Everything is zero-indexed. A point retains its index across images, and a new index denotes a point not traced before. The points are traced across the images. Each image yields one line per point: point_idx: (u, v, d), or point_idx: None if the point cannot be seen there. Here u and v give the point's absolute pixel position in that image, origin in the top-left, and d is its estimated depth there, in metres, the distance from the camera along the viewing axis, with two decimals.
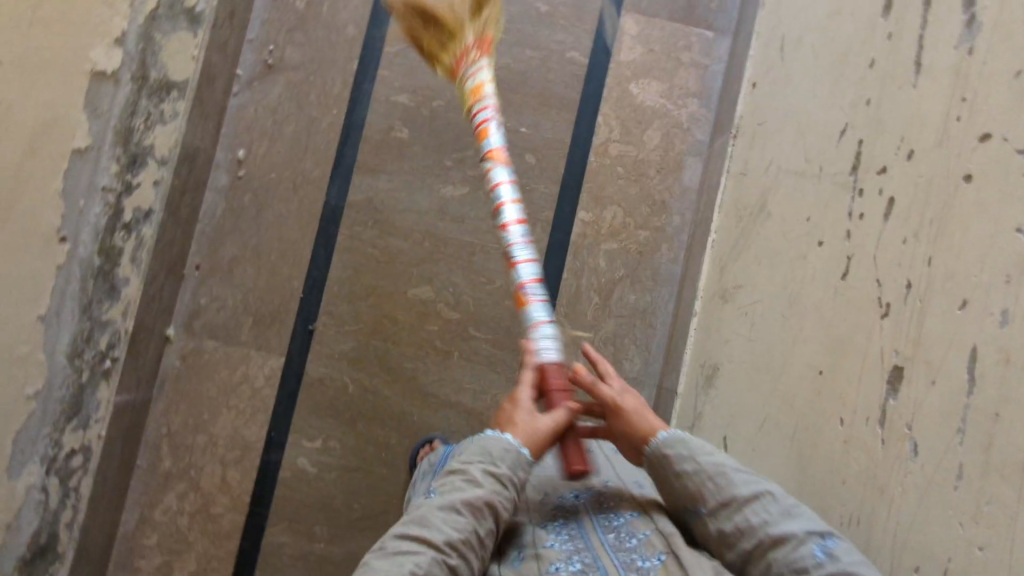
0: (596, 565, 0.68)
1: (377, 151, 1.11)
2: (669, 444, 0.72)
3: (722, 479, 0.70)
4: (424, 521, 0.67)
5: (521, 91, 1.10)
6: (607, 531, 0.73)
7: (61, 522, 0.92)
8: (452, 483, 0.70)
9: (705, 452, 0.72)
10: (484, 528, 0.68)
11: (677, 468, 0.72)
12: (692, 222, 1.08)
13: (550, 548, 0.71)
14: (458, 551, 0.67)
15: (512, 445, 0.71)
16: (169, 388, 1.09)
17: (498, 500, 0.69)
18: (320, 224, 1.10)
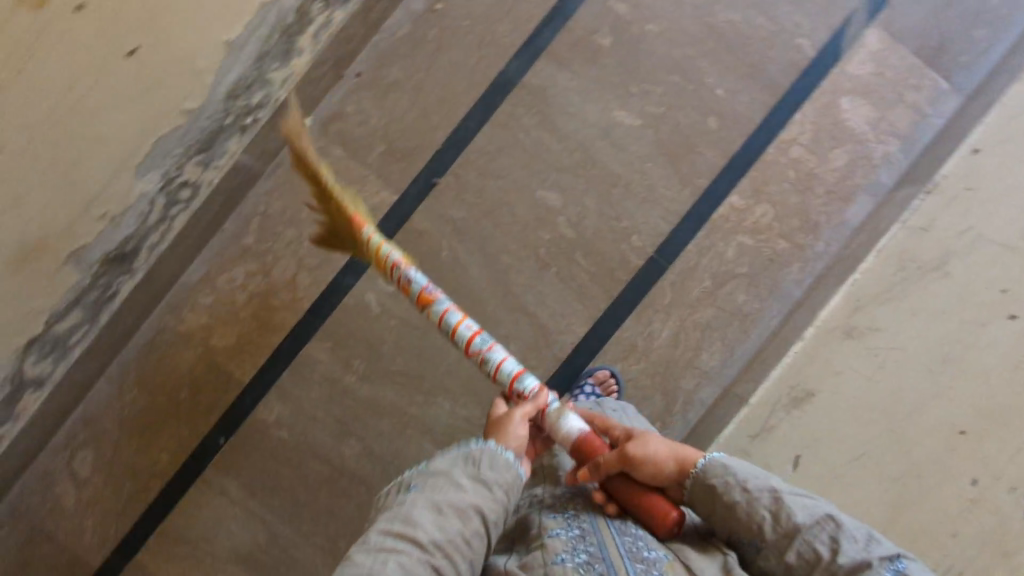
0: (602, 555, 0.70)
1: (573, 46, 1.07)
2: (713, 470, 0.71)
3: (777, 505, 0.67)
4: (410, 518, 0.70)
5: (736, 53, 1.05)
6: (612, 519, 0.76)
7: (147, 239, 0.94)
8: (439, 485, 0.73)
9: (753, 477, 0.69)
10: (468, 530, 0.70)
11: (727, 493, 0.69)
12: (835, 255, 1.05)
13: (556, 538, 0.73)
14: (442, 551, 0.69)
15: (496, 454, 0.75)
16: (282, 173, 1.07)
17: (484, 505, 0.72)
18: (487, 89, 1.07)
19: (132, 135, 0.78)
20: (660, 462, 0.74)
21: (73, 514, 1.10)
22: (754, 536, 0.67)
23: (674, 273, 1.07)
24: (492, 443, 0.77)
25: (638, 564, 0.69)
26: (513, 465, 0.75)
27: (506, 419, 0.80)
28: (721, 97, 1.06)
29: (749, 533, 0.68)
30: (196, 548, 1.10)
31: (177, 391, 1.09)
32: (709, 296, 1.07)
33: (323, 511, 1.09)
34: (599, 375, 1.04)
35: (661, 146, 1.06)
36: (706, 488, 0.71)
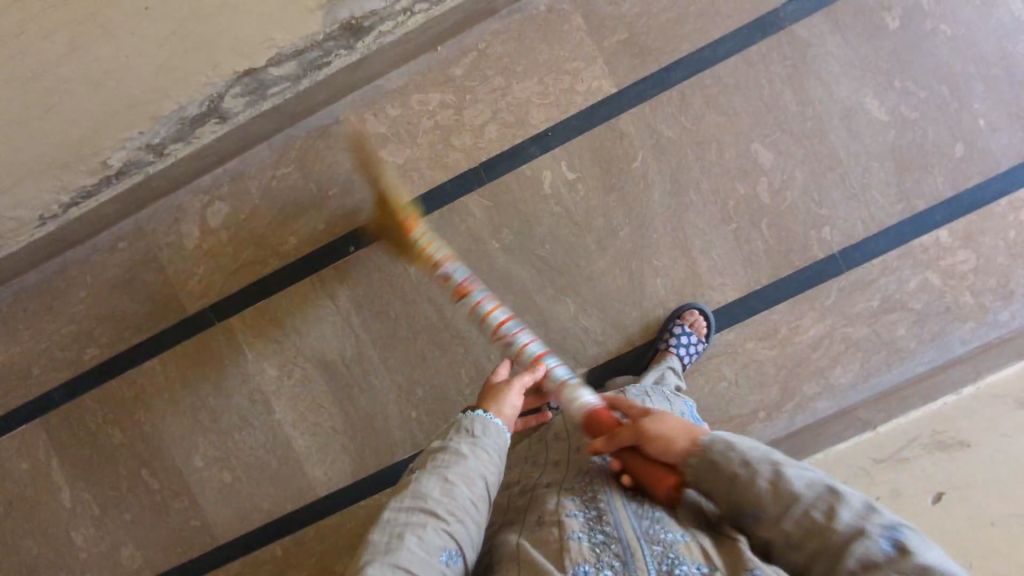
0: (618, 536, 0.65)
1: (856, 15, 1.00)
2: (708, 447, 0.65)
3: (781, 475, 0.60)
4: (420, 492, 0.68)
5: (1018, 91, 0.98)
6: (632, 501, 0.70)
7: (381, 25, 0.91)
8: (440, 459, 0.72)
9: (766, 453, 0.62)
10: (474, 494, 0.69)
11: (724, 466, 0.63)
12: (1017, 329, 0.99)
13: (572, 518, 0.68)
14: (455, 515, 0.67)
15: (489, 423, 0.76)
16: (515, 20, 1.04)
17: (484, 468, 0.72)
18: (751, 22, 1.01)
19: None
20: (653, 439, 0.70)
21: (188, 257, 1.11)
22: (753, 510, 0.61)
23: (848, 279, 1.02)
24: (481, 411, 0.78)
25: (655, 546, 0.63)
26: (503, 431, 0.77)
27: (497, 390, 0.82)
28: (979, 128, 0.99)
29: (749, 507, 0.61)
30: (284, 336, 1.10)
31: (328, 185, 1.08)
32: (871, 316, 1.02)
33: (413, 354, 1.08)
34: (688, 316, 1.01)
35: (895, 151, 1.00)
36: (705, 464, 0.65)
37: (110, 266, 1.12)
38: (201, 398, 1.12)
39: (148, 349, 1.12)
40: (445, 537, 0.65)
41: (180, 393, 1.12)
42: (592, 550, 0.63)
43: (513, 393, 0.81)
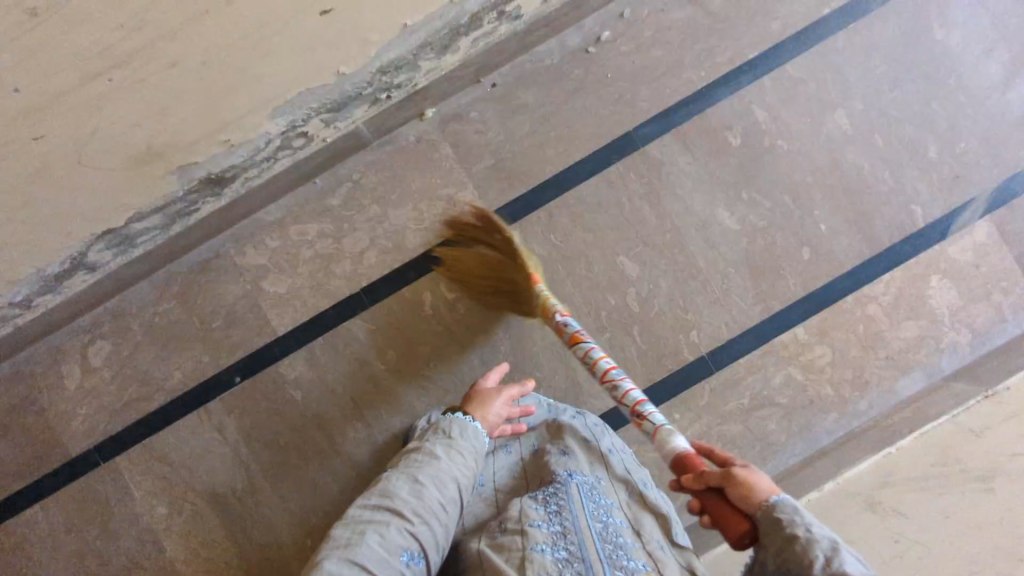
0: (581, 554, 0.71)
1: (703, 135, 1.08)
2: (779, 507, 0.65)
3: (828, 553, 0.61)
4: (389, 491, 0.79)
5: (852, 198, 1.07)
6: (596, 520, 0.77)
7: (247, 172, 0.93)
8: (415, 461, 0.84)
9: (815, 523, 0.63)
10: (442, 497, 0.80)
11: (788, 528, 0.63)
12: (875, 418, 1.06)
13: (538, 530, 0.75)
14: (420, 516, 0.77)
15: (468, 425, 0.88)
16: (387, 151, 1.08)
17: (458, 473, 0.83)
18: (608, 145, 1.08)
19: (270, 88, 0.75)
20: (742, 480, 0.68)
21: (70, 397, 1.09)
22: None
23: (718, 380, 1.07)
24: (464, 415, 0.89)
25: (617, 571, 0.70)
26: (480, 434, 0.88)
27: (485, 394, 0.93)
28: (822, 232, 1.07)
29: (798, 573, 0.61)
30: (172, 472, 1.09)
31: (211, 317, 1.09)
32: (743, 413, 1.07)
33: (305, 481, 1.08)
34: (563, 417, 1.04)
35: (749, 258, 1.07)
36: (769, 523, 0.65)
37: None
38: (86, 542, 1.08)
39: (29, 494, 1.09)
40: (407, 533, 0.76)
41: (64, 539, 1.08)
42: (553, 564, 0.70)
43: (498, 400, 0.93)
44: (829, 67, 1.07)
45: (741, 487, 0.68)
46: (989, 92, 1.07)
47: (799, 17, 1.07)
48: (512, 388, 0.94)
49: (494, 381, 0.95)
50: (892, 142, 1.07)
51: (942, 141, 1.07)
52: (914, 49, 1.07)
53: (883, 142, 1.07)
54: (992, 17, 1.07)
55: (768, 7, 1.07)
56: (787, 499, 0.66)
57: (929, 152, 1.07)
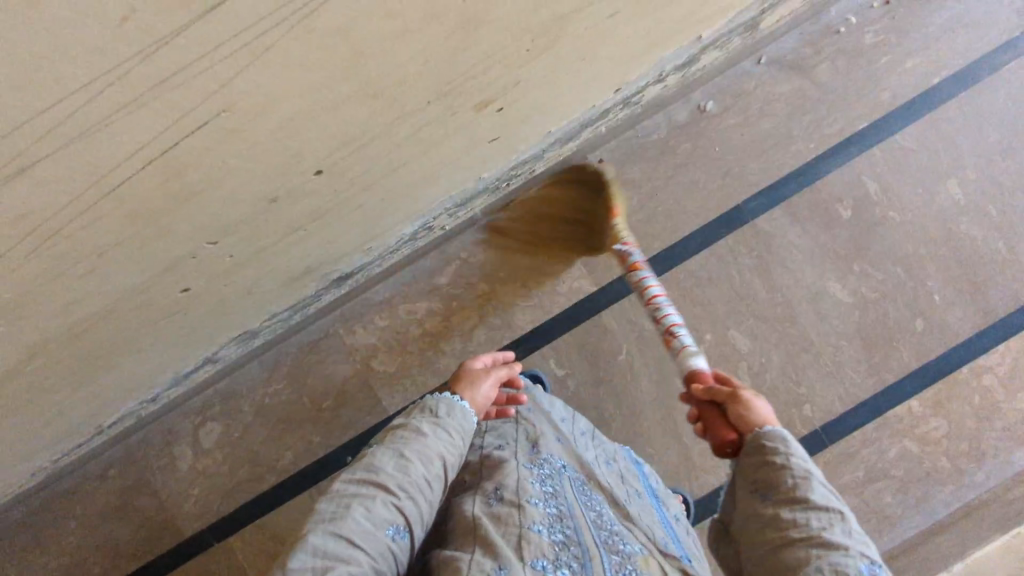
0: (577, 538, 0.69)
1: (813, 206, 1.07)
2: (768, 433, 0.66)
3: (804, 481, 0.62)
4: (373, 465, 0.68)
5: (965, 267, 1.06)
6: (589, 509, 0.76)
7: (372, 265, 0.93)
8: (401, 436, 0.72)
9: (801, 454, 0.64)
10: (430, 473, 0.70)
11: (769, 453, 0.65)
12: (994, 490, 1.05)
13: (533, 507, 0.71)
14: (407, 492, 0.67)
15: (455, 404, 0.78)
16: (495, 228, 1.08)
17: (445, 450, 0.73)
18: (717, 219, 1.08)
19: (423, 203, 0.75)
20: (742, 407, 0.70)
21: (183, 478, 1.10)
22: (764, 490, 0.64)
23: (832, 453, 1.07)
24: (448, 394, 0.80)
25: (613, 557, 0.70)
26: (468, 413, 0.79)
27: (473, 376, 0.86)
28: (935, 303, 1.06)
29: (768, 491, 0.63)
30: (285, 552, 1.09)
31: (322, 396, 1.09)
32: (858, 486, 1.07)
33: None
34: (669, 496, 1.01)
35: (862, 330, 1.07)
36: (754, 445, 0.66)
37: (102, 494, 1.10)
38: None
39: None
40: (393, 511, 0.65)
41: None
42: (551, 546, 0.66)
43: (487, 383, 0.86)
44: (940, 136, 1.06)
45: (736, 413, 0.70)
46: None
47: (909, 86, 1.06)
48: (502, 369, 0.87)
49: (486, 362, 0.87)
50: (1006, 210, 1.06)
51: None
52: None
53: (996, 210, 1.06)
54: None
55: (878, 77, 1.06)
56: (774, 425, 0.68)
57: None
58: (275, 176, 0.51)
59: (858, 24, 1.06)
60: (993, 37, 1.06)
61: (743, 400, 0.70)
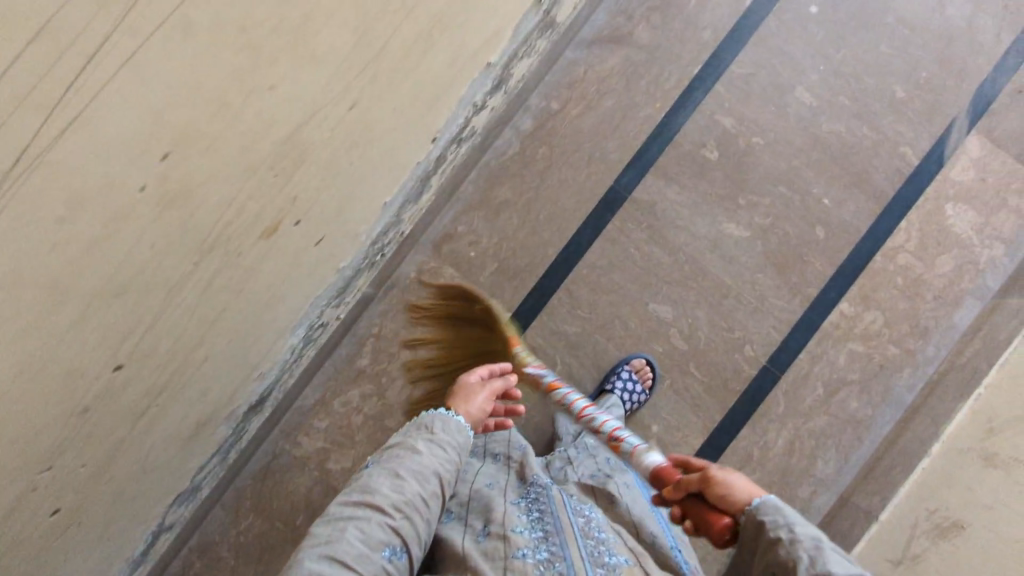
0: (562, 554, 0.73)
1: (680, 161, 1.08)
2: (760, 508, 0.59)
3: (814, 554, 0.55)
4: (368, 486, 0.70)
5: (841, 163, 1.07)
6: (576, 517, 0.80)
7: (281, 380, 0.92)
8: (396, 453, 0.75)
9: (801, 523, 0.58)
10: (425, 493, 0.72)
11: (771, 531, 0.58)
12: (947, 359, 1.06)
13: (519, 535, 0.75)
14: (402, 511, 0.70)
15: (449, 420, 0.79)
16: (396, 293, 1.08)
17: (440, 465, 0.75)
18: (597, 205, 1.08)
19: (288, 316, 0.75)
20: (720, 493, 0.62)
21: None
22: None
23: (787, 381, 1.08)
24: (443, 410, 0.80)
25: (597, 568, 0.72)
26: (464, 428, 0.80)
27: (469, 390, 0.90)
28: (827, 206, 1.07)
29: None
30: None
31: (292, 515, 1.07)
32: (822, 403, 1.07)
33: None
34: (636, 363, 1.06)
35: (769, 257, 1.08)
36: (755, 529, 0.59)
37: None
38: None
39: None
40: (388, 532, 0.68)
41: None
42: (535, 566, 0.71)
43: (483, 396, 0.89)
44: (772, 52, 1.07)
45: (712, 495, 0.62)
46: (931, 13, 1.07)
47: (725, 17, 1.07)
48: (495, 382, 0.88)
49: (479, 374, 0.89)
50: (858, 96, 1.07)
51: (906, 77, 1.07)
52: (845, 2, 1.07)
53: (849, 100, 1.07)
54: None
55: (694, 19, 1.07)
56: (767, 497, 0.60)
57: (896, 92, 1.07)
58: (59, 402, 0.43)
59: None
60: None
61: (715, 479, 0.62)
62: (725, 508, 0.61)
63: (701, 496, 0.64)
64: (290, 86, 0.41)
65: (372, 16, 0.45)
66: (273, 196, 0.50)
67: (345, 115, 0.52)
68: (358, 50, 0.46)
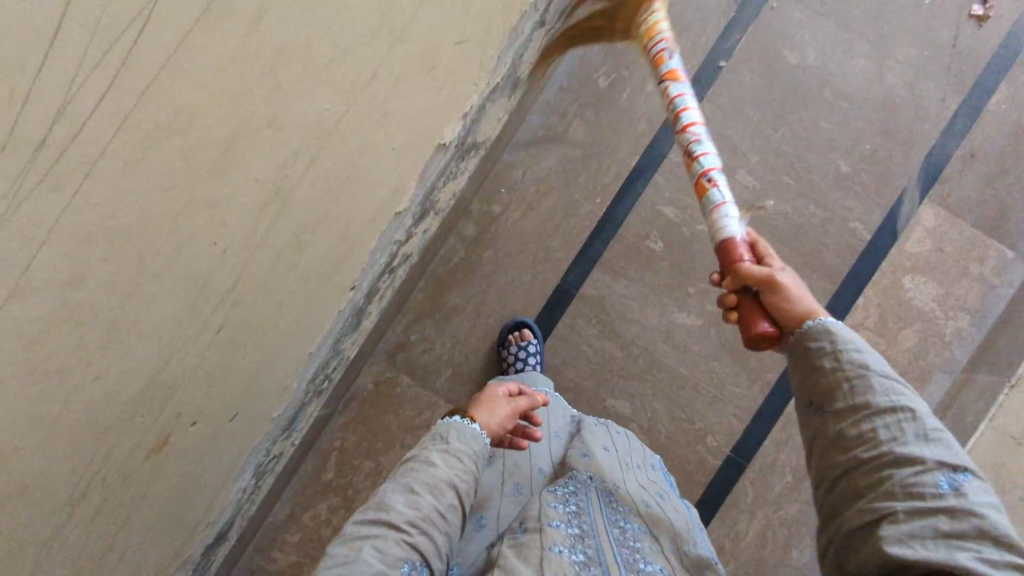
0: (600, 558, 0.61)
1: (626, 254, 1.08)
2: (810, 332, 0.53)
3: (858, 382, 0.50)
4: (384, 502, 0.60)
5: (791, 244, 1.05)
6: (614, 524, 0.67)
7: (239, 513, 0.94)
8: (410, 467, 0.64)
9: (858, 347, 0.51)
10: (442, 505, 0.61)
11: (817, 358, 0.52)
12: None
13: (555, 529, 0.63)
14: (419, 527, 0.59)
15: (467, 427, 0.68)
16: (354, 406, 1.09)
17: (456, 477, 0.64)
18: (546, 304, 1.09)
19: (220, 475, 0.77)
20: (774, 308, 0.54)
21: None
22: (819, 404, 0.52)
23: (753, 469, 1.05)
24: (459, 417, 0.69)
25: None
26: (482, 434, 0.68)
27: (491, 401, 0.75)
28: None
29: (823, 399, 0.52)
30: None
31: None
32: (793, 490, 1.05)
33: None
34: None
35: (725, 345, 1.06)
36: (799, 354, 0.54)
37: None
38: None
39: None
40: (406, 550, 0.57)
41: None
42: (572, 564, 0.59)
43: (504, 412, 0.74)
44: (708, 139, 1.07)
45: (772, 304, 0.55)
46: (868, 86, 1.05)
47: (657, 108, 1.08)
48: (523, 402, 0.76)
49: (504, 392, 0.77)
50: (802, 175, 1.05)
51: (849, 151, 1.05)
52: (777, 82, 1.06)
53: (792, 179, 1.06)
54: (834, 18, 1.06)
55: (627, 113, 1.08)
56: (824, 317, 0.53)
57: (841, 167, 1.05)
58: None
59: (586, 75, 1.08)
60: (712, 28, 1.07)
61: (777, 287, 0.54)
62: (774, 318, 0.55)
63: (753, 294, 0.57)
64: (116, 367, 0.43)
65: (204, 275, 0.46)
66: (148, 426, 0.52)
67: (213, 338, 0.54)
68: (199, 299, 0.48)
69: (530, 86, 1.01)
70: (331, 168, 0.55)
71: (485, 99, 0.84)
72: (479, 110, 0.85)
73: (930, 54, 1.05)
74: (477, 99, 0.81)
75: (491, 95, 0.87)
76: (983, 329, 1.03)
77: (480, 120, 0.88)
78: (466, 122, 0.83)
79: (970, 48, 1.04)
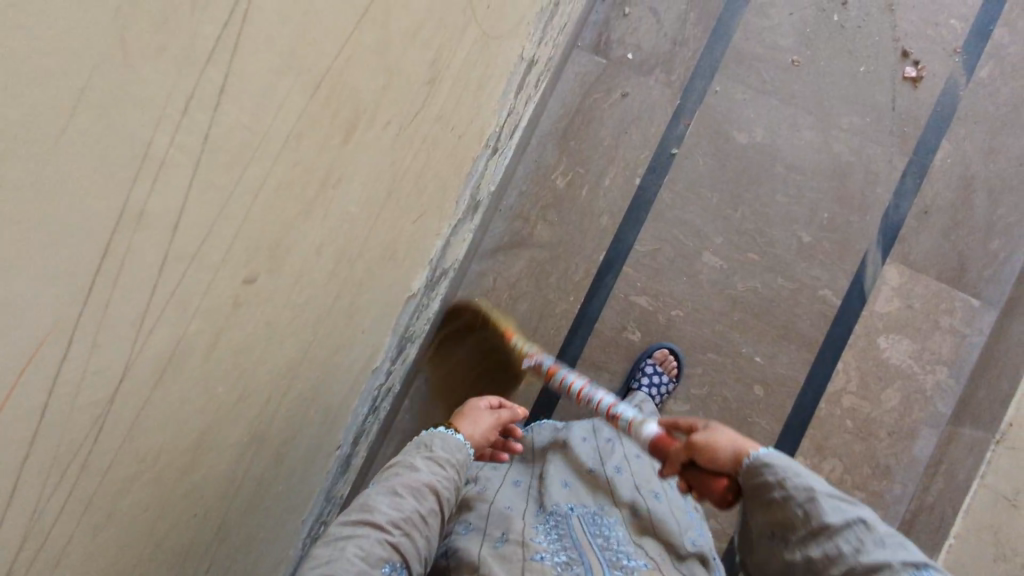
0: (582, 561, 0.61)
1: (605, 347, 1.08)
2: (754, 465, 0.52)
3: (814, 508, 0.49)
4: (366, 504, 0.57)
5: (765, 318, 1.07)
6: (596, 536, 0.66)
7: None
8: (392, 471, 0.61)
9: (801, 470, 0.51)
10: (425, 508, 0.59)
11: (765, 489, 0.51)
12: (915, 496, 1.03)
13: (537, 543, 0.63)
14: (403, 527, 0.56)
15: (449, 436, 0.66)
16: None
17: (440, 482, 0.61)
18: (534, 407, 1.08)
19: None
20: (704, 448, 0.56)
21: None
22: (781, 534, 0.50)
23: None
24: (442, 428, 0.68)
25: (615, 574, 0.60)
26: (466, 445, 0.67)
27: (475, 410, 0.74)
28: (761, 364, 1.06)
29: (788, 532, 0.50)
30: None
31: None
32: None
33: None
34: None
35: (715, 426, 1.07)
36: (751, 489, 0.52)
37: None
38: None
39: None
40: (389, 550, 0.54)
41: None
42: (553, 569, 0.59)
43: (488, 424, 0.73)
44: (671, 225, 1.09)
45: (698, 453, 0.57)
46: (817, 156, 1.08)
47: (617, 201, 1.09)
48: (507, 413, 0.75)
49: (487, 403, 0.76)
50: (766, 250, 1.07)
51: (808, 221, 1.07)
52: (730, 162, 1.09)
53: (758, 255, 1.07)
54: (774, 94, 1.09)
55: (588, 209, 1.09)
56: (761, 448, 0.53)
57: (802, 238, 1.07)
58: None
59: (544, 177, 1.09)
60: (660, 117, 1.10)
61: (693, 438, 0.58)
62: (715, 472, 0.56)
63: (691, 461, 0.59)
64: None
65: (185, 545, 0.46)
66: None
67: None
68: (183, 564, 0.47)
69: (491, 201, 1.02)
70: (305, 384, 0.55)
71: (449, 235, 0.84)
72: (444, 246, 0.86)
73: (872, 118, 1.07)
74: (440, 241, 0.81)
75: (455, 228, 0.87)
76: (962, 379, 1.04)
77: (446, 251, 0.88)
78: (432, 263, 0.83)
79: (910, 108, 1.07)
